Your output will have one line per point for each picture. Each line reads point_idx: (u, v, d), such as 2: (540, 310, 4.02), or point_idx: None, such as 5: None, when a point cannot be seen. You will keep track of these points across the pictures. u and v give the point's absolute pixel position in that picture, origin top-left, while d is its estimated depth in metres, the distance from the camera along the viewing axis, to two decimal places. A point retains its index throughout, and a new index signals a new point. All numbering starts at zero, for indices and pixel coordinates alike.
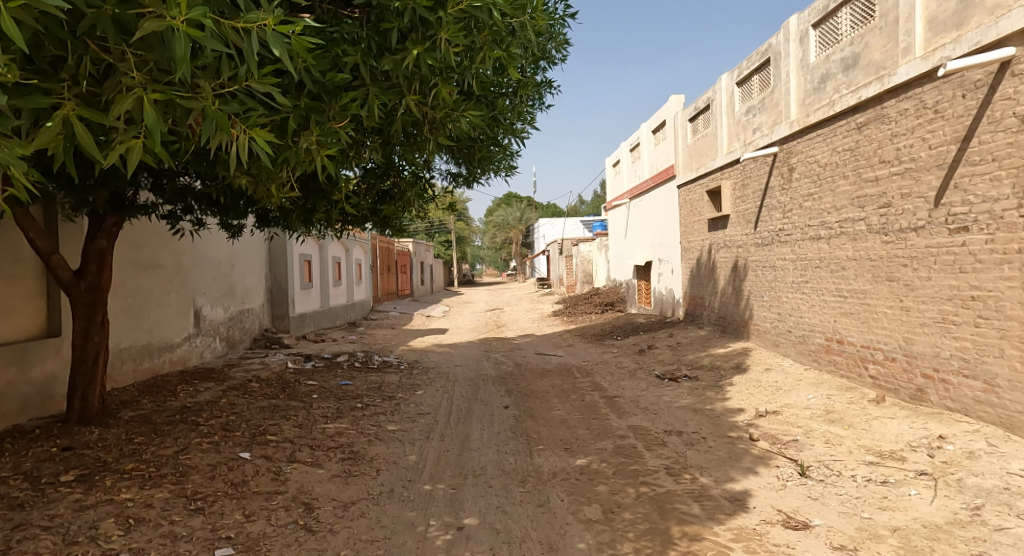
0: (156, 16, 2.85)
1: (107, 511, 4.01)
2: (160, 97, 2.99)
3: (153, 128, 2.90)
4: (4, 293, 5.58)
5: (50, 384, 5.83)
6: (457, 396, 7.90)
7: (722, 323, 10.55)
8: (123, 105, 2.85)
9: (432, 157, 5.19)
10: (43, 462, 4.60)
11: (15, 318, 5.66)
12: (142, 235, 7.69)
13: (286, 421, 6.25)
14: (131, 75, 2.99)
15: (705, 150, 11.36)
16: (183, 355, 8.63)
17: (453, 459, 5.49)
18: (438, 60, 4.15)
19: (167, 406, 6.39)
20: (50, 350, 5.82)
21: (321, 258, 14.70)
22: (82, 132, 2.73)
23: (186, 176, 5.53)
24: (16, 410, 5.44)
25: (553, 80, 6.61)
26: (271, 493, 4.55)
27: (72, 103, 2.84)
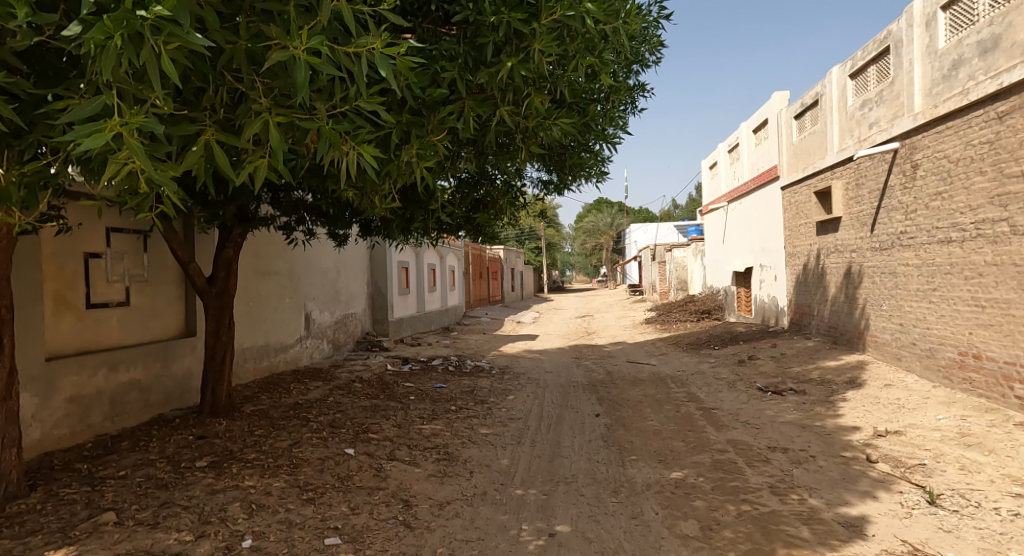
0: (281, 47, 3.16)
1: (233, 496, 4.40)
2: (283, 120, 3.29)
3: (277, 148, 3.20)
4: (152, 297, 6.24)
5: (188, 379, 6.46)
6: (548, 402, 8.02)
7: (834, 334, 10.08)
8: (253, 129, 3.18)
9: (524, 165, 5.35)
10: (182, 448, 5.11)
11: (160, 318, 6.32)
12: (262, 244, 8.34)
13: (386, 421, 6.59)
14: (260, 101, 3.32)
15: (814, 148, 10.90)
16: (295, 355, 9.25)
17: (544, 465, 5.60)
18: (531, 70, 4.28)
19: (283, 402, 6.92)
20: (188, 348, 6.45)
21: (417, 265, 15.28)
22: (220, 155, 3.06)
23: (298, 190, 5.98)
24: (162, 400, 6.07)
25: (646, 82, 6.61)
26: (373, 488, 4.84)
27: (213, 128, 3.19)
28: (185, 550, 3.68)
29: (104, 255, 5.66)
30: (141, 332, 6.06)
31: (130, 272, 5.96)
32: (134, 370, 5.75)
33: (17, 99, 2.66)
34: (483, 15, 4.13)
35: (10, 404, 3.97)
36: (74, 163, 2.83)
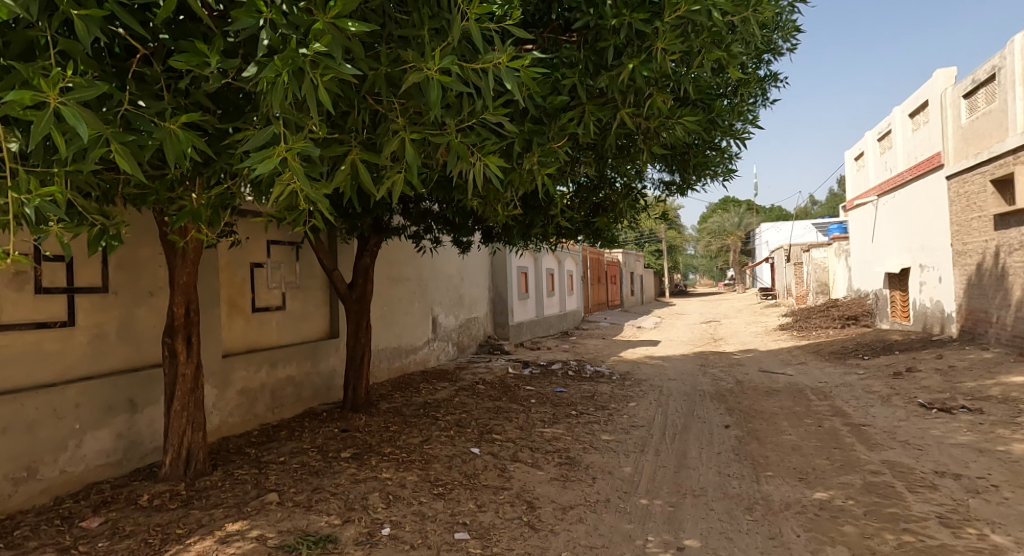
0: (416, 69, 3.41)
1: (372, 486, 4.75)
2: (417, 137, 3.55)
3: (412, 164, 3.45)
4: (302, 301, 6.86)
5: (332, 376, 7.02)
6: (672, 410, 7.90)
7: (1020, 343, 9.10)
8: (391, 147, 3.45)
9: (645, 166, 5.35)
10: (329, 440, 5.59)
11: (309, 321, 6.93)
12: (394, 252, 8.90)
13: (508, 422, 6.80)
14: (397, 121, 3.60)
15: (989, 129, 9.89)
16: (423, 357, 9.75)
17: (669, 475, 5.55)
18: (654, 70, 4.23)
19: (413, 401, 7.35)
20: (333, 348, 7.02)
21: (536, 270, 15.53)
22: (363, 172, 3.35)
23: (427, 201, 6.35)
24: (311, 395, 6.65)
25: (777, 72, 6.36)
26: (498, 488, 5.03)
27: (357, 148, 3.50)
28: (335, 532, 4.04)
29: (265, 264, 6.30)
30: (295, 333, 6.69)
31: (285, 279, 6.59)
32: (290, 367, 6.35)
33: (206, 133, 3.12)
34: (604, 19, 4.18)
35: (197, 395, 4.57)
36: (250, 187, 3.28)
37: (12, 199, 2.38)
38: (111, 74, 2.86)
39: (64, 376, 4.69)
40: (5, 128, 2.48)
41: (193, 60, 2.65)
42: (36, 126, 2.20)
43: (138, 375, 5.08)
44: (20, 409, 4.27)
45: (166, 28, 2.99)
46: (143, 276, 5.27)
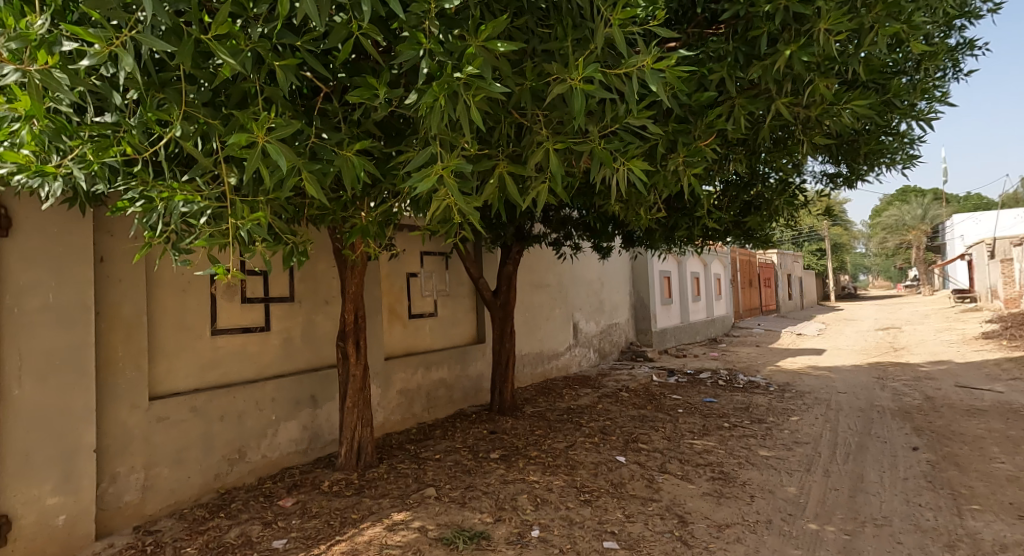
0: (561, 80, 3.50)
1: (521, 488, 4.91)
2: (561, 147, 3.65)
3: (557, 173, 3.54)
4: (452, 308, 7.24)
5: (480, 380, 7.34)
6: (843, 427, 7.34)
7: None
8: (536, 158, 3.58)
9: (806, 159, 5.06)
10: (479, 440, 5.86)
11: (458, 326, 7.30)
12: (535, 260, 9.13)
13: (655, 432, 6.71)
14: (541, 133, 3.72)
15: None
16: (565, 363, 9.88)
17: (844, 500, 5.19)
18: (816, 54, 3.98)
19: (557, 406, 7.48)
20: (480, 353, 7.34)
21: (680, 274, 15.12)
22: (510, 185, 3.50)
23: (568, 208, 6.45)
24: (462, 397, 7.01)
25: (974, 39, 5.69)
26: (646, 499, 4.97)
27: (504, 161, 3.67)
28: (488, 530, 4.24)
29: (419, 274, 6.75)
30: (446, 338, 7.08)
31: (437, 287, 7.00)
32: (443, 370, 6.74)
33: (375, 157, 3.45)
34: (756, 7, 4.02)
35: (365, 394, 5.00)
36: (408, 203, 3.59)
37: (231, 225, 2.94)
38: (301, 111, 3.26)
39: (264, 373, 5.33)
40: (225, 167, 3.02)
41: (366, 93, 3.01)
42: (248, 161, 2.69)
43: (318, 375, 5.67)
44: (232, 400, 4.93)
45: (342, 68, 3.37)
46: (320, 286, 5.86)
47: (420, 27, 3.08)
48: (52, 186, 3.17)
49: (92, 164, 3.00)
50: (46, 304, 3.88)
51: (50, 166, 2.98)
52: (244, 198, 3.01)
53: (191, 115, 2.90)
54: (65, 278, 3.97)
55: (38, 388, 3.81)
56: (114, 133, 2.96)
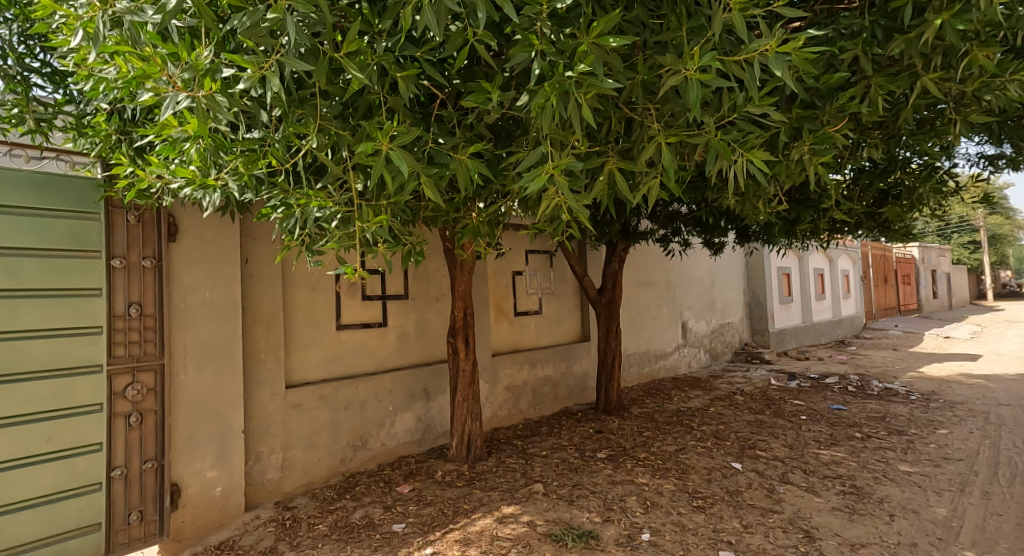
0: (674, 71, 3.42)
1: (629, 489, 4.84)
2: (674, 140, 3.56)
3: (669, 166, 3.48)
4: (557, 306, 7.27)
5: (586, 379, 7.32)
6: (1006, 444, 6.58)
7: None
8: (647, 152, 3.53)
9: (961, 141, 4.57)
10: (585, 439, 5.86)
11: (564, 324, 7.33)
12: (641, 257, 8.96)
13: (774, 439, 6.36)
14: (652, 126, 3.65)
15: None
16: (673, 363, 9.62)
17: (1011, 528, 4.67)
18: (975, 21, 3.56)
19: (666, 407, 7.30)
20: (585, 351, 7.32)
21: (801, 272, 14.23)
22: (620, 181, 3.48)
23: (677, 203, 6.26)
24: (568, 395, 7.03)
25: None
26: (766, 510, 4.72)
27: (614, 157, 3.65)
28: (597, 529, 4.22)
29: (524, 272, 6.85)
30: (552, 335, 7.13)
31: (541, 286, 7.07)
32: (549, 368, 6.80)
33: (486, 159, 3.55)
34: None
35: (473, 389, 5.14)
36: (518, 203, 3.68)
37: (359, 227, 3.19)
38: (419, 118, 3.41)
39: (382, 366, 5.63)
40: (353, 174, 3.24)
41: (479, 98, 3.11)
42: (374, 168, 2.93)
43: (430, 369, 5.90)
44: (354, 391, 5.26)
45: (457, 74, 3.47)
46: (432, 284, 6.10)
47: (532, 29, 3.13)
48: (212, 197, 3.55)
49: (242, 175, 3.34)
50: (204, 300, 4.33)
51: (209, 178, 3.37)
52: (370, 202, 3.25)
53: (325, 128, 3.15)
54: (219, 279, 4.41)
55: (199, 372, 4.26)
56: (261, 147, 3.29)
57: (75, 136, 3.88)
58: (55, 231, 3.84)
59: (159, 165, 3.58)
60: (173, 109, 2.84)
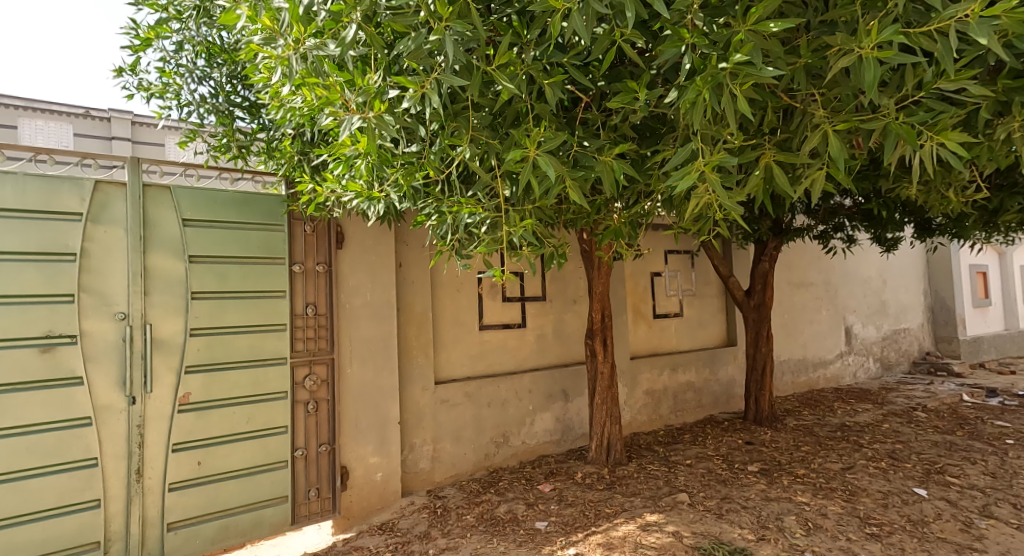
0: (844, 51, 2.74)
1: (787, 508, 4.44)
2: (845, 127, 2.88)
3: (838, 157, 2.78)
4: (700, 308, 6.91)
5: (732, 385, 6.92)
6: None
7: None
8: (812, 142, 2.84)
9: None
10: (734, 450, 5.51)
11: (708, 328, 6.95)
12: (795, 256, 8.21)
13: (970, 464, 5.45)
14: (817, 113, 2.98)
15: None
16: (835, 373, 8.67)
17: None
18: None
19: (829, 420, 6.62)
20: (731, 356, 6.92)
21: (1004, 269, 12.10)
22: (780, 176, 2.80)
23: (841, 195, 5.66)
24: (712, 402, 6.69)
25: None
26: (963, 546, 4.06)
27: (771, 149, 2.99)
28: (750, 548, 3.93)
29: (664, 273, 6.58)
30: (694, 339, 6.79)
31: (683, 287, 6.75)
32: (693, 373, 6.54)
33: (628, 159, 3.14)
34: None
35: (614, 391, 5.07)
36: (661, 201, 3.37)
37: (506, 231, 3.18)
38: (563, 122, 3.11)
39: (523, 366, 5.76)
40: (501, 181, 3.22)
41: (625, 98, 2.75)
42: (522, 175, 2.78)
43: (568, 370, 5.94)
44: (497, 389, 5.46)
45: (603, 76, 3.08)
46: (569, 286, 6.13)
47: (681, 23, 2.58)
48: (377, 208, 3.76)
49: (403, 188, 3.50)
50: (366, 302, 4.76)
51: (374, 191, 3.60)
52: (516, 207, 3.25)
53: (476, 138, 3.09)
54: (378, 281, 4.83)
55: (361, 367, 4.70)
56: (419, 159, 3.36)
57: (264, 159, 4.48)
58: (252, 242, 4.37)
59: (334, 181, 3.91)
60: (348, 132, 2.89)
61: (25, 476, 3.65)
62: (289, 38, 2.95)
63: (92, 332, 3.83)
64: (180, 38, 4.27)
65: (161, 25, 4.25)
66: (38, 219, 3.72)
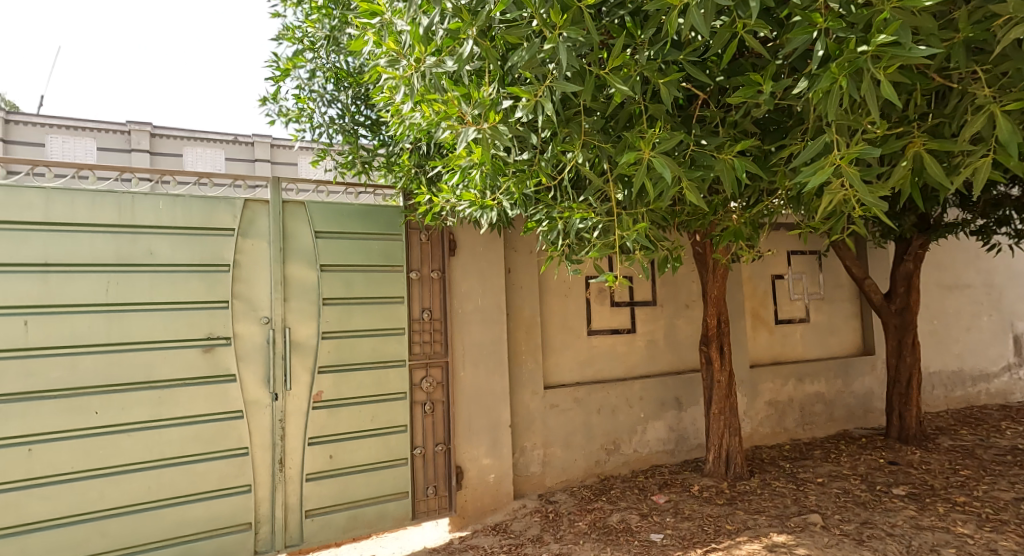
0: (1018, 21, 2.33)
1: (943, 539, 3.91)
2: (1018, 107, 2.44)
3: (1010, 141, 2.35)
4: (830, 314, 6.48)
5: (870, 398, 6.43)
6: None
7: None
8: (974, 126, 2.45)
9: None
10: (875, 470, 5.08)
11: (839, 335, 6.49)
12: (946, 256, 7.50)
13: None
14: (983, 92, 2.56)
15: None
16: (1000, 388, 7.82)
17: None
18: None
19: (993, 442, 5.93)
20: (868, 366, 6.43)
21: None
22: (935, 166, 2.48)
23: (1004, 185, 5.04)
24: (846, 416, 6.25)
25: None
26: None
27: (922, 136, 2.63)
28: None
29: (788, 275, 6.22)
30: (823, 347, 6.37)
31: (809, 290, 6.35)
32: (819, 384, 6.11)
33: (751, 155, 2.97)
34: None
35: (730, 401, 4.90)
36: (788, 200, 3.12)
37: (618, 236, 3.11)
38: (678, 122, 2.97)
39: (632, 373, 5.62)
40: (614, 185, 3.15)
41: (747, 92, 2.60)
42: (636, 178, 2.71)
43: (682, 378, 5.74)
44: (606, 396, 5.35)
45: (722, 69, 2.93)
46: (681, 290, 5.94)
47: (814, 6, 2.39)
48: (490, 215, 3.88)
49: (515, 195, 3.53)
50: (477, 307, 4.83)
51: (487, 200, 3.69)
52: (628, 211, 3.19)
53: (589, 142, 3.03)
54: (488, 286, 4.88)
55: (473, 369, 4.77)
56: (531, 166, 3.34)
57: (385, 173, 4.64)
58: (373, 251, 4.55)
59: (450, 192, 4.02)
60: (463, 144, 2.94)
61: (192, 460, 3.99)
62: (412, 58, 3.05)
63: (242, 334, 4.15)
64: (313, 67, 4.51)
65: (297, 56, 4.52)
66: (200, 235, 4.08)
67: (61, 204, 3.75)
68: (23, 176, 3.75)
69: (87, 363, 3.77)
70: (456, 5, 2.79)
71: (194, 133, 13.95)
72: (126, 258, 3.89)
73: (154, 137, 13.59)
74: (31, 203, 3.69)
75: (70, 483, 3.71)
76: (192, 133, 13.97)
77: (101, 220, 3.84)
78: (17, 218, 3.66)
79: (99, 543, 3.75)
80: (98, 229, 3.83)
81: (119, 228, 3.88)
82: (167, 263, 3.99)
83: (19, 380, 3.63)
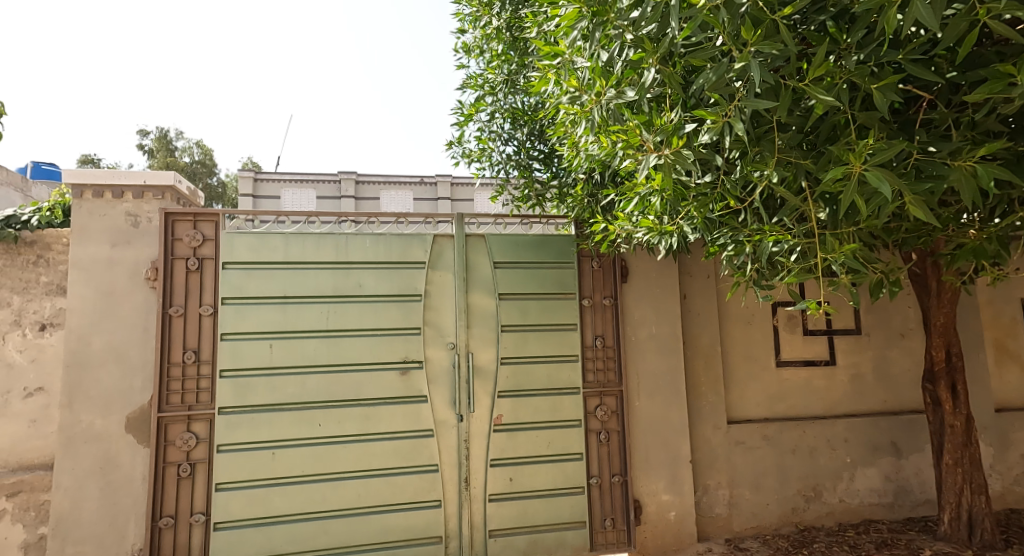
0: None
1: None
2: None
3: None
4: None
5: None
6: None
7: None
8: None
9: None
10: None
11: None
12: None
13: None
14: None
15: None
16: None
17: None
18: None
19: None
20: None
21: None
22: None
23: None
24: None
25: None
26: None
27: None
28: None
29: None
30: None
31: None
32: None
33: (1000, 161, 2.49)
34: None
35: (973, 452, 4.18)
36: None
37: (821, 259, 2.76)
38: (895, 130, 2.59)
39: (834, 411, 4.99)
40: (814, 204, 2.82)
41: (994, 87, 2.18)
42: (843, 196, 2.38)
43: (901, 419, 5.02)
44: (802, 434, 4.82)
45: (956, 65, 2.50)
46: (894, 318, 5.22)
47: None
48: (669, 241, 3.65)
49: (696, 218, 3.29)
50: (652, 334, 4.59)
51: (666, 226, 3.49)
52: (833, 231, 2.81)
53: (783, 160, 2.75)
54: (669, 315, 4.63)
55: (650, 400, 4.52)
56: (714, 188, 3.11)
57: (558, 205, 4.60)
58: (546, 278, 4.52)
59: (625, 220, 3.87)
60: (644, 172, 2.79)
61: (394, 472, 4.18)
62: (593, 92, 3.00)
63: (433, 359, 4.29)
64: (492, 109, 4.61)
65: (479, 101, 4.66)
66: (401, 268, 4.31)
67: (297, 246, 4.18)
68: (270, 224, 4.21)
69: (313, 382, 4.12)
70: (637, 36, 2.68)
71: (390, 177, 15.15)
72: (342, 290, 4.22)
73: (359, 184, 14.99)
74: (275, 246, 4.15)
75: (302, 484, 4.05)
76: (388, 177, 15.15)
77: (323, 258, 4.21)
78: (265, 259, 4.13)
79: (325, 541, 4.04)
80: (320, 267, 4.21)
81: (336, 264, 4.23)
82: (372, 294, 4.26)
83: (266, 392, 4.05)
